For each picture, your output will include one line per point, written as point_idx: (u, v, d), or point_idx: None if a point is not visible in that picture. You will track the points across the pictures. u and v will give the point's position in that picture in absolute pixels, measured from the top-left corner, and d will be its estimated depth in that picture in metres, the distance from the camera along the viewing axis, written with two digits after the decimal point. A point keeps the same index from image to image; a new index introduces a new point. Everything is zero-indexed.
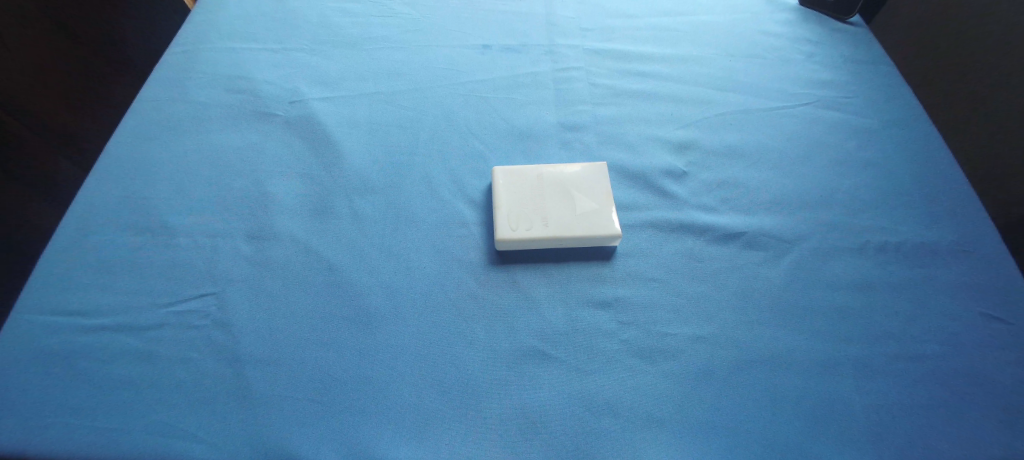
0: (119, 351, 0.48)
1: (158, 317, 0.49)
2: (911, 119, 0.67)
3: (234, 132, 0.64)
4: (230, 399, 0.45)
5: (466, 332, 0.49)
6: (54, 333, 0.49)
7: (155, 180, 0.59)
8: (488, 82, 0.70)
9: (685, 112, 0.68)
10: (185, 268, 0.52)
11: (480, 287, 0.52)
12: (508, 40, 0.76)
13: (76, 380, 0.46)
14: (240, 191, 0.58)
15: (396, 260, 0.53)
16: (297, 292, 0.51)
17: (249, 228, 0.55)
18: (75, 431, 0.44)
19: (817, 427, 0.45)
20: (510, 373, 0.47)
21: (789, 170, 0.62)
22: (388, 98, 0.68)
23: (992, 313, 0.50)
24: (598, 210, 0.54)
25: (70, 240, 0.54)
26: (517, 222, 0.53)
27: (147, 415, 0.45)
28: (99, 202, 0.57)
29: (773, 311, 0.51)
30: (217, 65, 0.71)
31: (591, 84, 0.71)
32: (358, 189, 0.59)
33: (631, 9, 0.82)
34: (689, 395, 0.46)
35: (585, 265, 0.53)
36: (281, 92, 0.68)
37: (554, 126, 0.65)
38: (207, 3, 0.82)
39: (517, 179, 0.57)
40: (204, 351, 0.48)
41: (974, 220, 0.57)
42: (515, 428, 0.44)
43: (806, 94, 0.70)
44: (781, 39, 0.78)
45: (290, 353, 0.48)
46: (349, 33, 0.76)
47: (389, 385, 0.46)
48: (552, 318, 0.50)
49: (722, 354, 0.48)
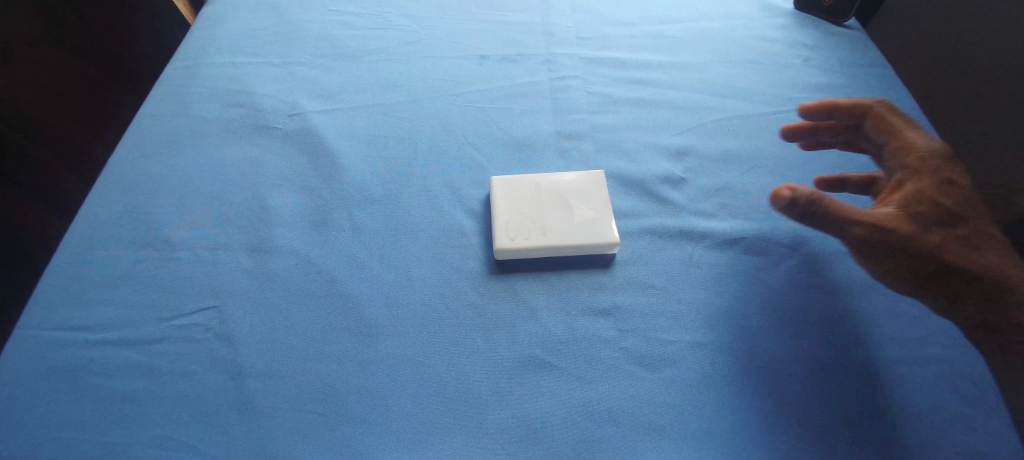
0: (121, 364, 0.48)
1: (160, 332, 0.50)
2: (906, 122, 0.67)
3: (234, 146, 0.64)
4: (233, 412, 0.46)
5: (466, 343, 0.49)
6: (59, 347, 0.49)
7: (157, 195, 0.59)
8: (486, 92, 0.71)
9: (682, 118, 0.68)
10: (187, 283, 0.53)
11: (481, 297, 0.52)
12: (506, 50, 0.76)
13: (80, 393, 0.47)
14: (241, 203, 0.59)
15: (397, 272, 0.53)
16: (299, 304, 0.51)
17: (250, 241, 0.56)
18: (79, 445, 0.44)
19: (819, 432, 0.45)
20: (510, 383, 0.47)
21: (787, 175, 0.62)
22: (387, 110, 0.68)
23: (994, 315, 0.51)
24: (597, 219, 0.55)
25: (72, 255, 0.55)
26: (516, 231, 0.54)
27: (150, 429, 0.45)
28: (101, 218, 0.57)
29: (774, 317, 0.51)
30: (218, 79, 0.72)
31: (589, 92, 0.71)
32: (359, 201, 0.59)
33: (627, 17, 0.83)
34: (691, 403, 0.46)
35: (584, 273, 0.54)
36: (281, 105, 0.69)
37: (552, 134, 0.66)
38: (206, 19, 0.82)
39: (516, 189, 0.57)
40: (206, 364, 0.48)
41: None
42: (516, 438, 0.44)
43: (803, 98, 0.71)
44: (778, 44, 0.79)
45: (293, 366, 0.48)
46: (348, 46, 0.77)
47: (391, 396, 0.46)
48: (553, 327, 0.50)
49: (721, 360, 0.48)
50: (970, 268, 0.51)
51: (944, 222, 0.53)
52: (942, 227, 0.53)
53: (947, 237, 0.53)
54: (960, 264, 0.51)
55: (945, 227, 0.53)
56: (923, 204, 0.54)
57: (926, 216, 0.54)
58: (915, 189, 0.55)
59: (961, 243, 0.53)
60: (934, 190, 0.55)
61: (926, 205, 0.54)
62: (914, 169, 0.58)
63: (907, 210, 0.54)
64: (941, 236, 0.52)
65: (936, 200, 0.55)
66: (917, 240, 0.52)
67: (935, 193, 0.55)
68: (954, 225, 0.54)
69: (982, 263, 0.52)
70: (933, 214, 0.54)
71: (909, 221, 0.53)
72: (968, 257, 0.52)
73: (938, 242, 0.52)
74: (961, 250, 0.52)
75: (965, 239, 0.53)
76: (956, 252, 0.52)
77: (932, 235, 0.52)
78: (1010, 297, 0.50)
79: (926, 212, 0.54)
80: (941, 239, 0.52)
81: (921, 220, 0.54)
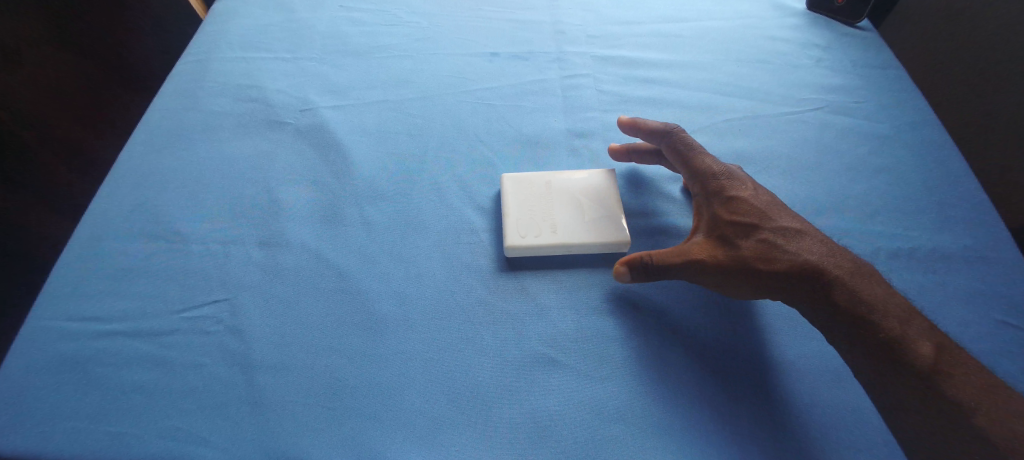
0: (131, 356, 0.48)
1: (170, 324, 0.50)
2: (920, 124, 0.67)
3: (246, 140, 0.64)
4: (243, 405, 0.46)
5: (475, 339, 0.49)
6: (70, 338, 0.49)
7: (168, 188, 0.60)
8: (497, 89, 0.71)
9: (693, 118, 0.68)
10: (198, 276, 0.53)
11: (490, 294, 0.52)
12: (517, 48, 0.76)
13: (90, 384, 0.47)
14: (252, 198, 0.59)
15: (407, 267, 0.54)
16: (309, 298, 0.52)
17: (261, 236, 0.56)
18: (89, 436, 0.45)
19: (829, 434, 0.45)
20: (519, 380, 0.47)
21: (799, 176, 0.62)
22: (398, 106, 0.68)
23: (1007, 319, 0.50)
24: (607, 219, 0.55)
25: (84, 247, 0.55)
26: (527, 229, 0.54)
27: (160, 420, 0.45)
28: (113, 210, 0.58)
29: (786, 318, 0.51)
30: (229, 74, 0.72)
31: (599, 91, 0.71)
32: (369, 196, 0.59)
33: (637, 16, 0.82)
34: (700, 403, 0.46)
35: (594, 271, 0.54)
36: (292, 101, 0.69)
37: (563, 132, 0.66)
38: (217, 13, 0.83)
39: (526, 187, 0.57)
40: (217, 356, 0.48)
41: (986, 226, 0.57)
42: (525, 435, 0.44)
43: (815, 99, 0.70)
44: (790, 45, 0.78)
45: (302, 359, 0.48)
46: (358, 42, 0.77)
47: (400, 392, 0.46)
48: (562, 325, 0.50)
49: (732, 361, 0.48)
50: (791, 270, 0.47)
51: (752, 227, 0.50)
52: (753, 233, 0.49)
53: (761, 244, 0.49)
54: (775, 272, 0.48)
55: (761, 232, 0.49)
56: (729, 217, 0.51)
57: (739, 228, 0.50)
58: (719, 206, 0.52)
59: (770, 247, 0.49)
60: (724, 200, 0.52)
61: (727, 219, 0.51)
62: (711, 184, 0.53)
63: (718, 229, 0.51)
64: (750, 248, 0.49)
65: (745, 205, 0.51)
66: (728, 261, 0.49)
67: (736, 202, 0.51)
68: (762, 225, 0.50)
69: (812, 256, 0.48)
70: (746, 222, 0.50)
71: (715, 245, 0.50)
72: (783, 260, 0.48)
73: (755, 252, 0.48)
74: (777, 252, 0.48)
75: (779, 238, 0.49)
76: (775, 255, 0.48)
77: (746, 248, 0.49)
78: (853, 312, 0.45)
79: (739, 224, 0.50)
80: (756, 248, 0.49)
81: (731, 233, 0.50)
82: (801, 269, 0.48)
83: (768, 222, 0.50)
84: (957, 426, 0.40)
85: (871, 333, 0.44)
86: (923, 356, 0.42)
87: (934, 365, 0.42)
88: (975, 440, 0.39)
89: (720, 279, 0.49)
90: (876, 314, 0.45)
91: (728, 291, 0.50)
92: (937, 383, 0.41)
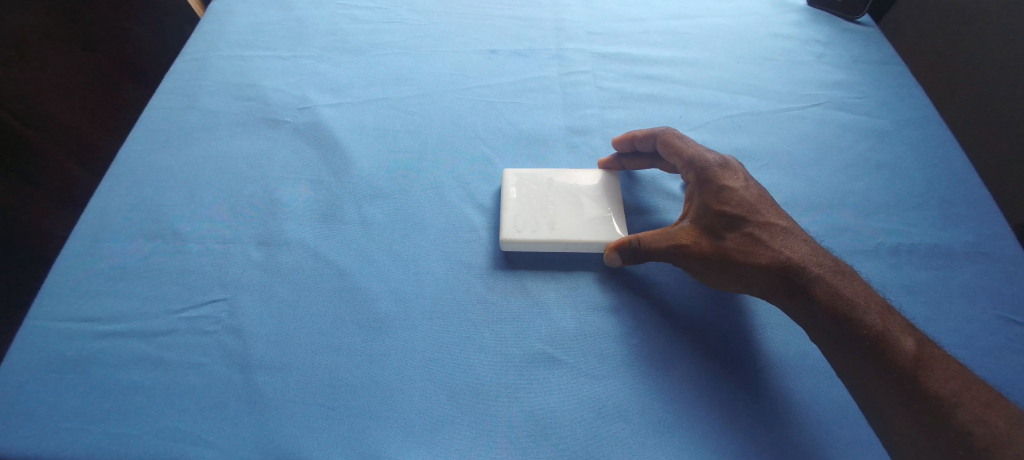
0: (130, 357, 0.48)
1: (169, 324, 0.50)
2: (921, 120, 0.67)
3: (245, 139, 0.64)
4: (242, 404, 0.46)
5: (475, 338, 0.49)
6: (69, 338, 0.49)
7: (167, 187, 0.59)
8: (496, 87, 0.70)
9: (694, 114, 0.68)
10: (196, 275, 0.53)
11: (489, 292, 0.52)
12: (517, 45, 0.76)
13: (89, 384, 0.47)
14: (251, 196, 0.59)
15: (405, 266, 0.53)
16: (308, 297, 0.51)
17: (260, 235, 0.56)
18: (88, 436, 0.44)
19: (830, 431, 0.45)
20: (520, 379, 0.47)
21: (800, 172, 0.61)
22: (397, 104, 0.68)
23: (1009, 315, 0.50)
24: (606, 217, 0.55)
25: (82, 246, 0.55)
26: (524, 223, 0.54)
27: (159, 420, 0.45)
28: (111, 209, 0.57)
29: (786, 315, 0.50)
30: (228, 73, 0.72)
31: (599, 88, 0.71)
32: (367, 195, 0.59)
33: (638, 13, 0.82)
34: (701, 400, 0.46)
35: (593, 269, 0.53)
36: (291, 99, 0.68)
37: (562, 130, 0.66)
38: (215, 11, 0.82)
39: (526, 183, 0.57)
40: (216, 356, 0.48)
41: (987, 222, 0.56)
42: (526, 433, 0.44)
43: (816, 95, 0.70)
44: (791, 41, 0.78)
45: (301, 359, 0.48)
46: (358, 40, 0.77)
47: (399, 391, 0.46)
48: (563, 323, 0.50)
49: (733, 358, 0.48)
50: (775, 263, 0.47)
51: (737, 220, 0.50)
52: (737, 226, 0.49)
53: (745, 237, 0.49)
54: (759, 264, 0.47)
55: (746, 225, 0.49)
56: (715, 208, 0.50)
57: (724, 220, 0.50)
58: (705, 197, 0.51)
59: (754, 240, 0.48)
60: (713, 190, 0.51)
61: (712, 209, 0.50)
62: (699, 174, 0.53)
63: (702, 220, 0.50)
64: (734, 241, 0.48)
65: (733, 197, 0.51)
66: (710, 250, 0.49)
67: (724, 194, 0.51)
68: (747, 218, 0.50)
69: (795, 252, 0.48)
70: (731, 214, 0.50)
71: (699, 234, 0.50)
72: (765, 253, 0.48)
73: (737, 244, 0.48)
74: (759, 246, 0.48)
75: (764, 232, 0.49)
76: (757, 248, 0.48)
77: (728, 240, 0.49)
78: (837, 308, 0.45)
79: (725, 216, 0.50)
80: (738, 240, 0.49)
81: (716, 224, 0.50)
82: (786, 262, 0.47)
83: (754, 215, 0.50)
84: (943, 422, 0.40)
85: (855, 329, 0.44)
86: (906, 353, 0.42)
87: (915, 361, 0.42)
88: (959, 436, 0.39)
89: (703, 267, 0.49)
90: (860, 312, 0.44)
91: (708, 280, 0.50)
92: (921, 380, 0.41)
